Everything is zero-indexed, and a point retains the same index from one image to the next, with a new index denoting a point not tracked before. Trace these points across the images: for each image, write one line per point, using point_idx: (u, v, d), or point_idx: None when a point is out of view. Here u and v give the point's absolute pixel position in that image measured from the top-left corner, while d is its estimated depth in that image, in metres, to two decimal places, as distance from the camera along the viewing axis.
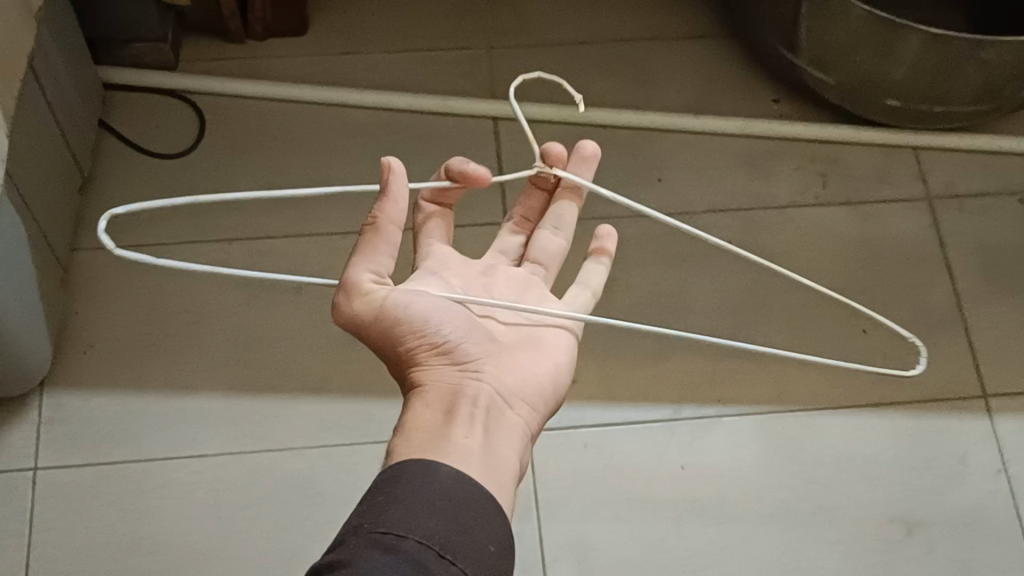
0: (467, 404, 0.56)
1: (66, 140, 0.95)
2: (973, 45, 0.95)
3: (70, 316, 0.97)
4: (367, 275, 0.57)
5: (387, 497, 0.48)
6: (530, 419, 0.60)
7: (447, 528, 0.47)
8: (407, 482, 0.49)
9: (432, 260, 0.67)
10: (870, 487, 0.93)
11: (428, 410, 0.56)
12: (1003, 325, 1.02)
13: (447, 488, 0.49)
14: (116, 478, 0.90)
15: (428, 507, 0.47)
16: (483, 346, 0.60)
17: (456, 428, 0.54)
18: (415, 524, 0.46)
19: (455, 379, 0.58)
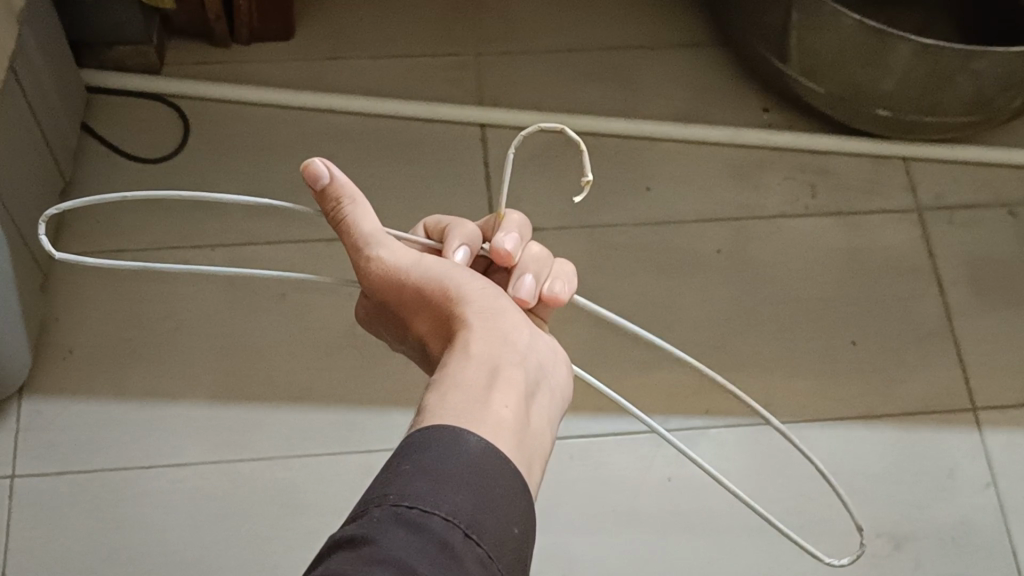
0: (506, 354, 0.52)
1: (48, 143, 0.94)
2: (964, 55, 0.95)
3: (50, 322, 0.95)
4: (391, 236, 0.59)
5: (412, 466, 0.43)
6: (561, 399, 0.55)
7: (474, 505, 0.42)
8: (435, 449, 0.44)
9: None
10: (858, 501, 0.92)
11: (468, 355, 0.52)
12: (993, 338, 1.01)
13: (479, 457, 0.44)
14: (94, 487, 0.88)
15: (456, 481, 0.42)
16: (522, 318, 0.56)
17: (495, 379, 0.50)
18: (443, 499, 0.41)
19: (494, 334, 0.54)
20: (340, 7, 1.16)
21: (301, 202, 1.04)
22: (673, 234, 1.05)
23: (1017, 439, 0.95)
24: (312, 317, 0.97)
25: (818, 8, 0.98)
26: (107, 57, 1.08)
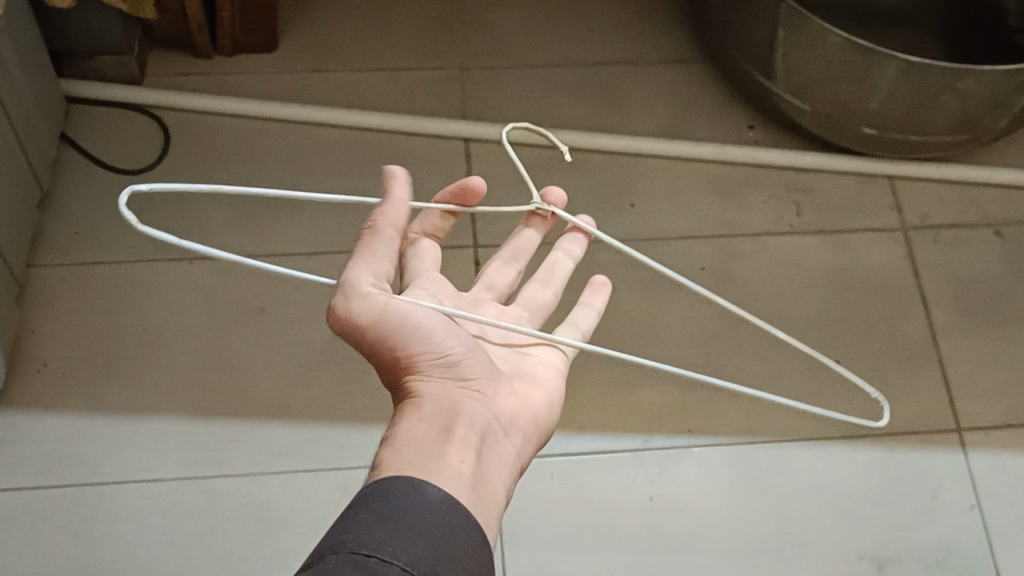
0: (463, 425, 0.56)
1: (25, 154, 0.93)
2: (951, 73, 0.94)
3: (25, 334, 0.94)
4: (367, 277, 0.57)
5: (370, 517, 0.47)
6: (519, 452, 0.60)
7: (428, 556, 0.46)
8: (394, 503, 0.48)
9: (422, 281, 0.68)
10: (842, 522, 0.91)
11: (425, 423, 0.56)
12: (978, 359, 1.00)
13: (435, 511, 0.49)
14: (66, 501, 0.87)
15: (411, 532, 0.46)
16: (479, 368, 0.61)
17: (454, 446, 0.54)
18: (398, 548, 0.45)
19: (452, 396, 0.58)
20: (325, 19, 1.16)
21: (283, 216, 1.03)
22: (658, 250, 1.05)
23: (1000, 461, 0.95)
24: (292, 331, 0.96)
25: (805, 26, 0.97)
26: (88, 67, 1.07)
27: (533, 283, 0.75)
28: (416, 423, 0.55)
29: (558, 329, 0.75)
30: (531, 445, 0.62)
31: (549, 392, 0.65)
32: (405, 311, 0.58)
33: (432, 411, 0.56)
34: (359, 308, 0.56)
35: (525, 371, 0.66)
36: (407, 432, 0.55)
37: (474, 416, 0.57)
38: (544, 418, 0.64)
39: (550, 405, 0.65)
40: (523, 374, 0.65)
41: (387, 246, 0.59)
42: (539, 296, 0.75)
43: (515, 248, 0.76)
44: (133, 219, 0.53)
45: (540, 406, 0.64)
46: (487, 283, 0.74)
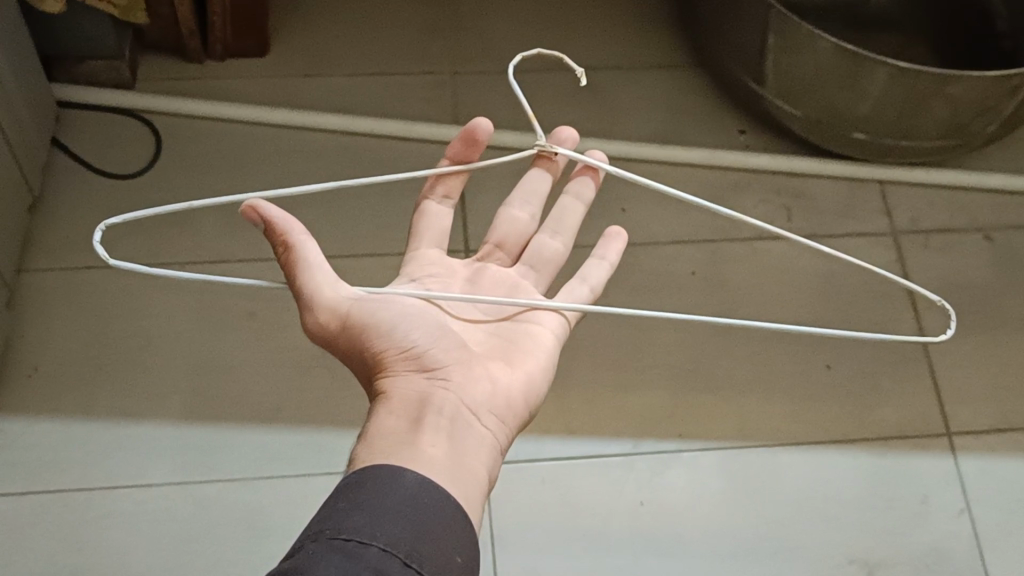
0: (433, 413, 0.57)
1: (16, 160, 0.93)
2: (939, 79, 0.95)
3: (16, 339, 0.94)
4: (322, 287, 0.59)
5: (349, 504, 0.48)
6: (502, 430, 0.61)
7: (409, 536, 0.46)
8: (372, 489, 0.49)
9: (415, 265, 0.69)
10: (831, 526, 0.92)
11: (393, 417, 0.57)
12: (968, 363, 1.01)
13: (415, 493, 0.49)
14: (56, 507, 0.87)
15: (390, 514, 0.47)
16: (452, 351, 0.61)
17: (422, 436, 0.55)
18: (378, 531, 0.46)
19: (422, 386, 0.59)
20: (317, 24, 1.16)
21: None
22: (649, 255, 1.05)
23: (990, 465, 0.95)
24: (283, 336, 0.96)
25: (794, 31, 0.97)
26: (79, 72, 1.07)
27: (542, 234, 0.74)
28: (385, 419, 0.57)
29: (569, 284, 0.73)
30: (519, 418, 0.62)
31: (540, 361, 0.65)
32: (367, 310, 0.59)
33: (401, 405, 0.57)
34: (321, 318, 0.59)
35: (516, 342, 0.66)
36: (375, 428, 0.56)
37: (445, 403, 0.58)
38: (530, 391, 0.64)
39: (541, 372, 0.65)
40: (512, 345, 0.66)
41: (314, 249, 0.59)
42: (545, 250, 0.74)
43: (526, 195, 0.74)
44: (106, 253, 0.57)
45: (527, 379, 0.64)
46: (498, 237, 0.74)
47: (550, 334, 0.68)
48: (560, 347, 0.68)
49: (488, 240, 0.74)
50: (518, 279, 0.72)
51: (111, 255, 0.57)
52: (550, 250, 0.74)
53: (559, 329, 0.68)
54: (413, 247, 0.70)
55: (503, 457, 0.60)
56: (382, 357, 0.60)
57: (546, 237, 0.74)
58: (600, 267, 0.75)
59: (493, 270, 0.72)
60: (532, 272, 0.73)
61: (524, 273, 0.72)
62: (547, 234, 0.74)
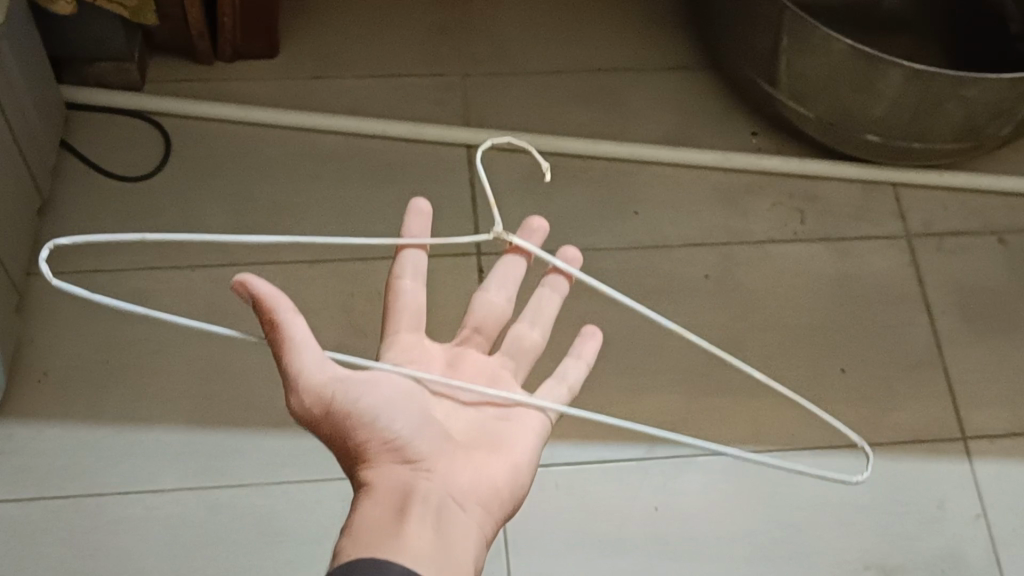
0: (418, 506, 0.56)
1: (27, 168, 0.93)
2: (955, 82, 0.94)
3: (25, 343, 0.93)
4: (312, 367, 0.55)
5: None
6: (486, 522, 0.59)
7: None
8: None
9: (398, 353, 0.65)
10: (847, 532, 0.91)
11: (378, 508, 0.56)
12: (983, 367, 1.00)
13: None
14: (66, 513, 0.86)
15: None
16: (434, 439, 0.60)
17: (408, 530, 0.54)
18: None
19: (406, 477, 0.57)
20: (326, 26, 1.15)
21: (285, 223, 1.02)
22: (662, 258, 1.04)
23: (1005, 470, 0.95)
24: None
25: (809, 33, 0.97)
26: (88, 74, 1.06)
27: (520, 325, 0.72)
28: (370, 510, 0.55)
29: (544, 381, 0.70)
30: (504, 509, 0.61)
31: (523, 448, 0.64)
32: (349, 397, 0.56)
33: (386, 497, 0.56)
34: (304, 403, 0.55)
35: (498, 428, 0.64)
36: (360, 521, 0.55)
37: (430, 496, 0.57)
38: (516, 481, 0.62)
39: (526, 462, 0.63)
40: (493, 432, 0.64)
41: (305, 328, 0.56)
42: (524, 341, 0.71)
43: (502, 278, 0.70)
44: (49, 273, 0.51)
45: (511, 469, 0.62)
46: (476, 323, 0.70)
47: (530, 423, 0.66)
48: (547, 429, 0.66)
49: (466, 325, 0.70)
50: (498, 368, 0.69)
51: (53, 276, 0.51)
52: (530, 341, 0.71)
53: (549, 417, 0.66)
54: (389, 330, 0.66)
55: (486, 549, 0.59)
56: (364, 446, 0.57)
57: (524, 325, 0.72)
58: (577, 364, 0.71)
59: (474, 356, 0.69)
60: (512, 361, 0.70)
61: (502, 364, 0.69)
62: (526, 323, 0.72)
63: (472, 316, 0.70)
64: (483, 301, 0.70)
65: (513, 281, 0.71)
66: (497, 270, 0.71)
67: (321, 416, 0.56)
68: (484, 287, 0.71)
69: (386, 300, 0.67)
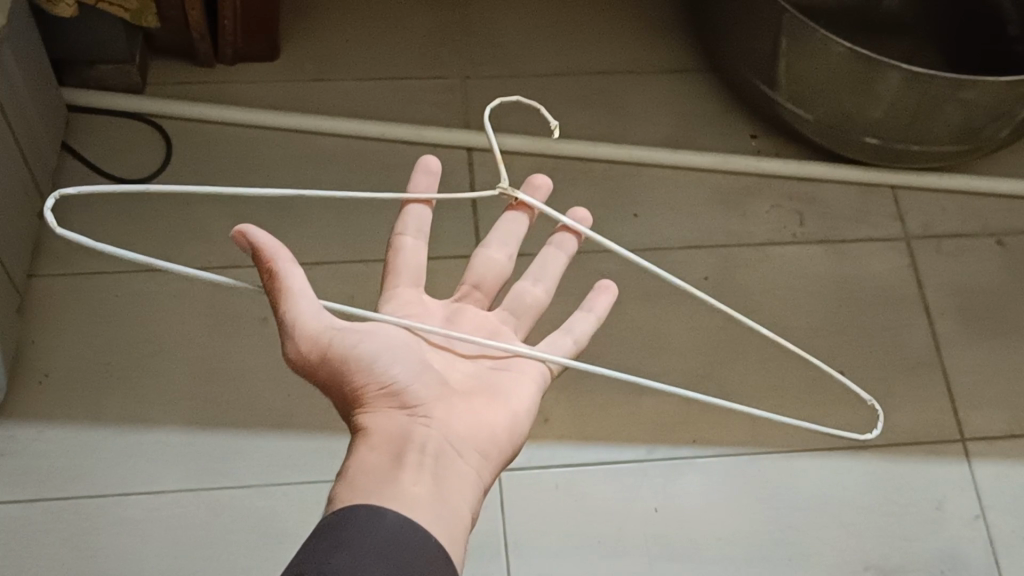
0: (415, 451, 0.56)
1: (29, 169, 0.93)
2: (953, 84, 0.94)
3: (26, 344, 0.93)
4: (308, 315, 0.56)
5: (329, 542, 0.49)
6: (484, 468, 0.60)
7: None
8: (354, 529, 0.50)
9: (397, 304, 0.66)
10: (846, 533, 0.91)
11: (376, 454, 0.56)
12: (982, 369, 1.00)
13: (396, 534, 0.50)
14: (67, 514, 0.86)
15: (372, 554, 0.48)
16: (431, 389, 0.60)
17: (405, 474, 0.55)
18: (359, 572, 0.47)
19: (402, 423, 0.58)
20: (327, 28, 1.15)
21: (286, 225, 1.02)
22: (661, 260, 1.04)
23: (1004, 472, 0.95)
24: None
25: (808, 36, 0.97)
26: (90, 76, 1.06)
27: (523, 281, 0.73)
28: (367, 457, 0.56)
29: (550, 335, 0.72)
30: (501, 456, 0.61)
31: (519, 398, 0.64)
32: (348, 342, 0.57)
33: (383, 443, 0.56)
34: (302, 348, 0.56)
35: (494, 379, 0.64)
36: (358, 467, 0.55)
37: (427, 442, 0.57)
38: (512, 430, 0.62)
39: (521, 410, 0.63)
40: (489, 383, 0.64)
41: (301, 277, 0.57)
42: (529, 299, 0.72)
43: (502, 236, 0.72)
44: (54, 222, 0.52)
45: (507, 417, 0.62)
46: (475, 280, 0.71)
47: (525, 374, 0.66)
48: (544, 383, 0.67)
49: (465, 282, 0.72)
50: (499, 323, 0.70)
51: (58, 225, 0.52)
52: (533, 297, 0.72)
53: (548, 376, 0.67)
54: (388, 285, 0.68)
55: (484, 495, 0.60)
56: (362, 392, 0.58)
57: (526, 284, 0.73)
58: (585, 320, 0.73)
59: (472, 311, 0.70)
60: (512, 318, 0.71)
61: (503, 318, 0.71)
62: (527, 281, 0.73)
63: (474, 272, 0.72)
64: (485, 258, 0.72)
65: (515, 239, 0.72)
66: (498, 228, 0.73)
67: (319, 362, 0.56)
68: (484, 245, 0.73)
69: (386, 252, 0.69)
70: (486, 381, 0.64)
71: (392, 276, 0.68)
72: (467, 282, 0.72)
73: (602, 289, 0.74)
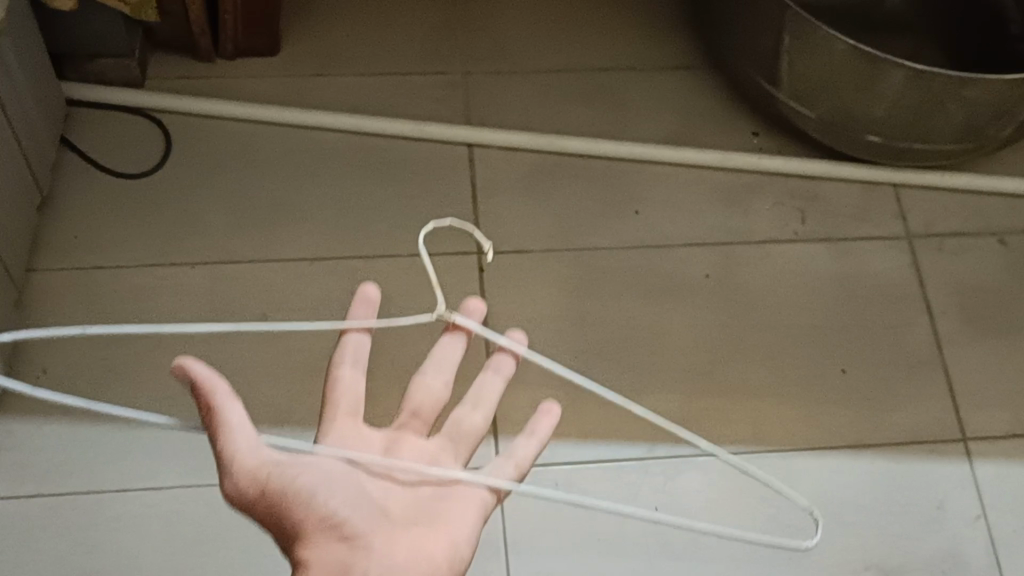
0: None
1: (27, 164, 0.93)
2: (956, 82, 0.94)
3: (24, 340, 0.93)
4: (241, 452, 0.52)
5: None
6: None
7: None
8: None
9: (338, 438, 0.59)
10: (847, 532, 0.91)
11: None
12: (984, 368, 1.00)
13: None
14: (65, 510, 0.86)
15: None
16: (377, 522, 0.54)
17: None
18: None
19: (343, 558, 0.51)
20: (328, 23, 1.15)
21: (286, 221, 1.02)
22: (662, 258, 1.04)
23: (1006, 471, 0.94)
24: (294, 337, 0.95)
25: (810, 33, 0.97)
26: (89, 70, 1.06)
27: (460, 408, 0.66)
28: None
29: (488, 463, 0.64)
30: None
31: (467, 528, 0.58)
32: (285, 476, 0.52)
33: None
34: (240, 483, 0.52)
35: (442, 510, 0.58)
36: None
37: None
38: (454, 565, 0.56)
39: (466, 540, 0.57)
40: (435, 512, 0.58)
41: (239, 414, 0.54)
42: (471, 425, 0.65)
43: (440, 363, 0.67)
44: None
45: (455, 549, 0.56)
46: (413, 407, 0.65)
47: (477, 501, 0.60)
48: (487, 510, 0.60)
49: (402, 410, 0.65)
50: (438, 453, 0.63)
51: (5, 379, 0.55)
52: (474, 426, 0.65)
53: (516, 480, 0.63)
54: (326, 416, 0.60)
55: None
56: (300, 527, 0.52)
57: (466, 409, 0.66)
58: (528, 445, 0.65)
59: (412, 441, 0.63)
60: (452, 445, 0.64)
61: (444, 449, 0.64)
62: (467, 406, 0.66)
63: (410, 399, 0.66)
64: (423, 386, 0.66)
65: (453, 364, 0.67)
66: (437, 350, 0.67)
67: (256, 499, 0.52)
68: (421, 369, 0.67)
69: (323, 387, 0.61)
70: (433, 510, 0.58)
71: (331, 407, 0.61)
72: (403, 411, 0.65)
73: (546, 415, 0.66)
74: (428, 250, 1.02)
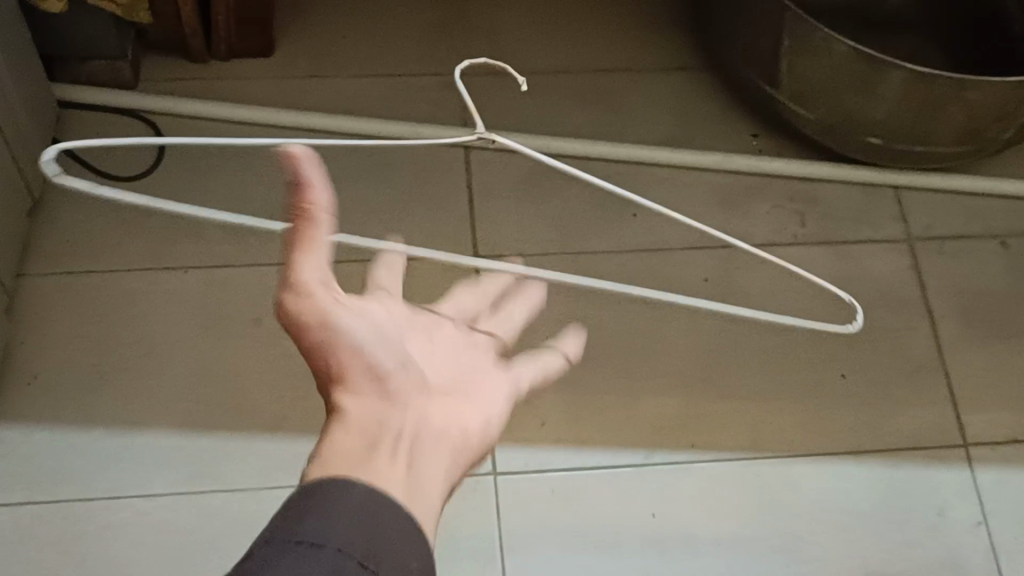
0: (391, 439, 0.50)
1: (17, 169, 0.92)
2: (957, 84, 0.93)
3: (16, 345, 0.92)
4: (315, 274, 0.51)
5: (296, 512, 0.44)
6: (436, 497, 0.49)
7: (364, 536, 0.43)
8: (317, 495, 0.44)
9: None
10: (845, 540, 0.90)
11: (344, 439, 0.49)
12: (985, 373, 0.99)
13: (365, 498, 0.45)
14: (57, 518, 0.85)
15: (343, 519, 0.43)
16: (410, 387, 0.54)
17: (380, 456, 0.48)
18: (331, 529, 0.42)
19: (378, 413, 0.51)
20: (323, 23, 1.14)
21: (280, 225, 1.01)
22: (661, 261, 1.03)
23: (1007, 477, 0.93)
24: (288, 342, 0.94)
25: (810, 35, 0.96)
26: (81, 72, 1.05)
27: None
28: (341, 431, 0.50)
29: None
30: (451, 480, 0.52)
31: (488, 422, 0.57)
32: (343, 319, 0.52)
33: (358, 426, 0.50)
34: (303, 305, 0.51)
35: (467, 388, 0.58)
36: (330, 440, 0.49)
37: (411, 453, 0.50)
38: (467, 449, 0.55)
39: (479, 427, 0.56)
40: (461, 391, 0.58)
41: (330, 223, 0.51)
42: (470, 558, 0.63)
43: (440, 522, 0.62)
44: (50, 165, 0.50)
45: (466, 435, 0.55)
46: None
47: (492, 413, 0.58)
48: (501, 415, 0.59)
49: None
50: None
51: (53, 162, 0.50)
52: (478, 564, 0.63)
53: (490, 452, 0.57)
54: None
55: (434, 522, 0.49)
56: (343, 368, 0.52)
57: None
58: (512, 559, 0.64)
59: (432, 402, 0.54)
60: None
61: None
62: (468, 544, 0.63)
63: None
64: None
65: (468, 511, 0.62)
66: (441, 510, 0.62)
67: (315, 315, 0.52)
68: None
69: None
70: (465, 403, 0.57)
71: None
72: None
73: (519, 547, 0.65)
74: (424, 254, 1.01)
